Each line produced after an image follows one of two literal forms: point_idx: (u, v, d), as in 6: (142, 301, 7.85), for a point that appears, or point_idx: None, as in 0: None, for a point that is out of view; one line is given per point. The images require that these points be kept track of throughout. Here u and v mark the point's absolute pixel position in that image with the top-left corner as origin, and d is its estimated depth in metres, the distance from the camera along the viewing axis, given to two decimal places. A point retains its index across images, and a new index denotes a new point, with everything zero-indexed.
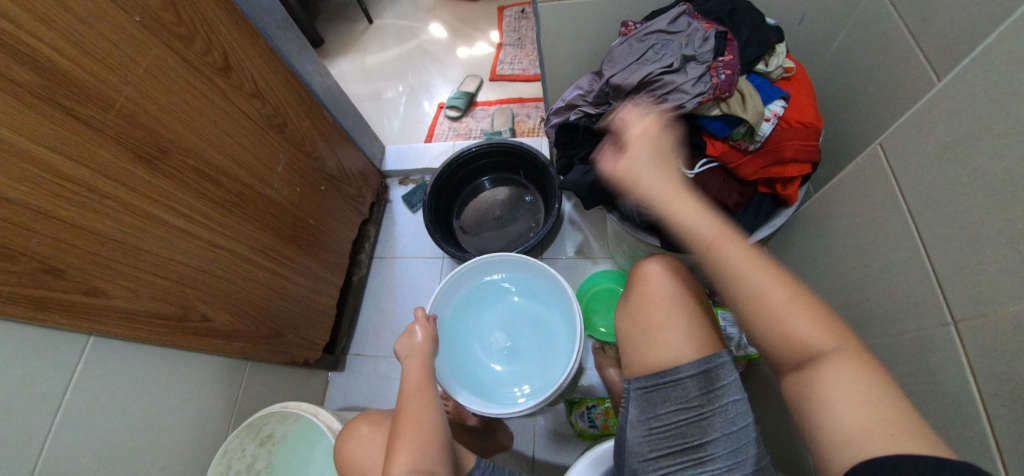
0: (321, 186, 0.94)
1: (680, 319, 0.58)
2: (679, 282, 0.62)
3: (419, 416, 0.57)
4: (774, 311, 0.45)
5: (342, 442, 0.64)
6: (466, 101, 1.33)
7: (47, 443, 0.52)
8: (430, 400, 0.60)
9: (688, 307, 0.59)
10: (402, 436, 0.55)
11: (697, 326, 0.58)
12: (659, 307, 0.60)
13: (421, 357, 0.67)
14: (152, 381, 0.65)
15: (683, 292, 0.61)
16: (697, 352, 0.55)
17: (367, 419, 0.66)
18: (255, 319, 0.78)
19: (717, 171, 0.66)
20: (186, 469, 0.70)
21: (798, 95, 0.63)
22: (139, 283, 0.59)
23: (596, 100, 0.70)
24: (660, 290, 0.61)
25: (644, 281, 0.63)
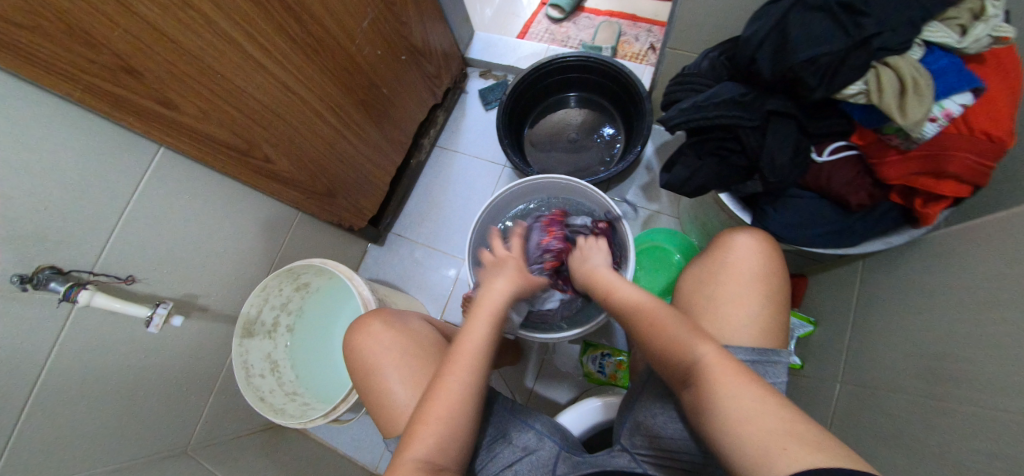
0: (402, 55, 0.86)
1: (754, 297, 0.54)
2: (770, 263, 0.56)
3: (456, 389, 0.45)
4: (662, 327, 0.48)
5: (352, 330, 0.61)
6: (574, 2, 1.15)
7: (113, 234, 0.57)
8: (480, 380, 0.47)
9: (769, 293, 0.54)
10: (434, 403, 0.44)
11: (768, 314, 0.53)
12: (733, 281, 0.55)
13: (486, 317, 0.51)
14: (209, 206, 0.68)
15: (771, 275, 0.55)
16: (754, 338, 0.52)
17: (381, 313, 0.62)
18: (313, 174, 0.77)
19: (851, 161, 0.52)
20: (229, 290, 0.76)
21: (1000, 94, 0.46)
22: (211, 106, 0.57)
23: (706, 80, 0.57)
24: (743, 265, 0.56)
25: (729, 252, 0.58)
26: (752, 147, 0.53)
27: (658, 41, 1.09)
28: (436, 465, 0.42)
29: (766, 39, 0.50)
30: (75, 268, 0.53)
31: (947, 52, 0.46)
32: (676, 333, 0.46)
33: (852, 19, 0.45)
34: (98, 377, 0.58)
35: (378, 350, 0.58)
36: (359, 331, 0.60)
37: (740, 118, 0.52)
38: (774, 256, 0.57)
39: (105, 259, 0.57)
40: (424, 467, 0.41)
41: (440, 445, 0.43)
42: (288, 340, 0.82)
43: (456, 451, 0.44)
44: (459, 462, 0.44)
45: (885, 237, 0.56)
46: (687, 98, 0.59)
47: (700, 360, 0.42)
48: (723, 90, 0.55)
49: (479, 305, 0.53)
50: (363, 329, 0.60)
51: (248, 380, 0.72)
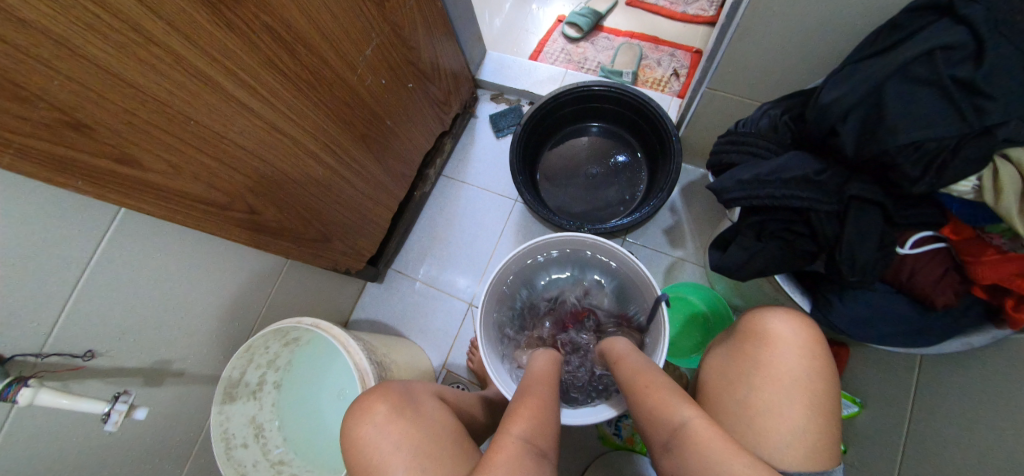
0: (408, 82, 0.77)
1: (797, 404, 0.47)
2: (815, 364, 0.49)
3: (536, 403, 0.52)
4: (652, 390, 0.51)
5: (355, 417, 0.55)
6: (592, 20, 1.05)
7: (67, 309, 0.48)
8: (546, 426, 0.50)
9: (815, 400, 0.47)
10: (520, 409, 0.50)
11: (814, 430, 0.46)
12: (769, 386, 0.49)
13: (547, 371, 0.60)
14: (184, 263, 0.59)
15: (816, 379, 0.48)
16: (800, 458, 0.45)
17: (387, 394, 0.57)
18: (305, 220, 0.68)
19: (938, 256, 0.45)
20: (210, 350, 0.68)
21: None
22: (185, 158, 0.48)
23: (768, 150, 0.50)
24: (782, 365, 0.49)
25: (766, 350, 0.51)
26: (827, 235, 0.45)
27: (683, 68, 1.00)
28: (534, 446, 0.46)
29: (852, 112, 0.42)
30: (18, 353, 0.44)
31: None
32: (663, 398, 0.49)
33: (969, 102, 0.37)
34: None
35: (384, 446, 0.52)
36: (363, 420, 0.54)
37: (813, 201, 0.45)
38: (822, 350, 0.50)
39: (56, 338, 0.48)
40: (524, 445, 0.46)
41: (536, 430, 0.48)
42: (275, 400, 0.74)
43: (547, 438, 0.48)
44: (550, 454, 0.47)
45: (964, 336, 0.49)
46: (744, 166, 0.51)
47: (687, 425, 0.45)
48: (789, 163, 0.47)
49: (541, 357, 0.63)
50: (368, 416, 0.54)
51: (228, 454, 0.63)
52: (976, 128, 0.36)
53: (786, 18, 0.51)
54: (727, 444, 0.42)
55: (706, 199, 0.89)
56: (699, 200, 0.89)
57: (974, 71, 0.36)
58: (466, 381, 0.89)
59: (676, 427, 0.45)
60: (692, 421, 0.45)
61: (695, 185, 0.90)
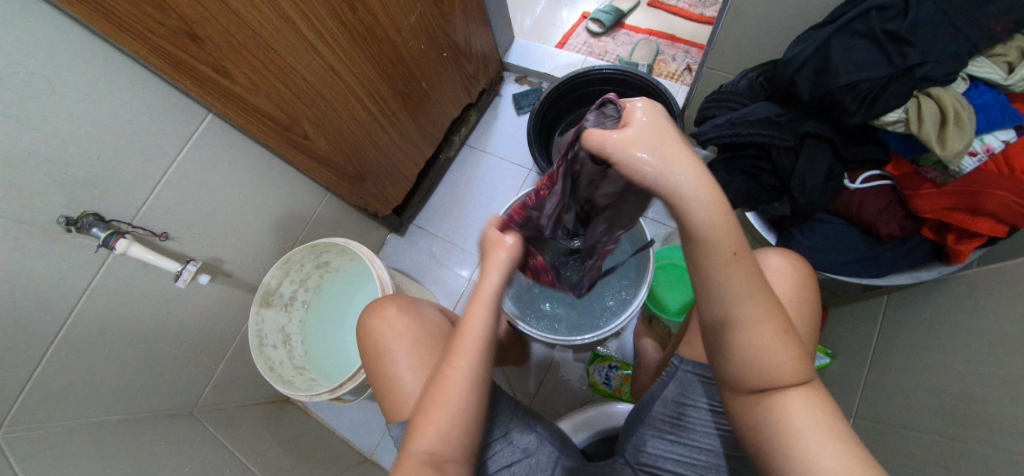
0: (443, 52, 0.89)
1: (793, 321, 0.50)
2: (801, 289, 0.52)
3: (445, 403, 0.40)
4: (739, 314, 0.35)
5: (369, 313, 0.63)
6: (615, 18, 1.17)
7: (155, 192, 0.60)
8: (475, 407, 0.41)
9: (801, 323, 0.50)
10: (439, 403, 0.40)
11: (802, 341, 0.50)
12: (778, 308, 0.49)
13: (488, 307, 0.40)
14: (246, 176, 0.70)
15: (803, 304, 0.51)
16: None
17: (398, 300, 0.65)
18: (346, 156, 0.79)
19: (884, 190, 0.52)
20: (253, 261, 0.78)
21: None
22: (261, 79, 0.60)
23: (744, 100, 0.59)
24: (780, 287, 0.50)
25: (761, 274, 0.52)
26: (785, 167, 0.53)
27: (695, 63, 1.10)
28: (440, 458, 0.40)
29: (806, 64, 0.50)
30: (115, 218, 0.56)
31: (995, 88, 0.45)
32: (766, 339, 0.35)
33: (897, 49, 0.45)
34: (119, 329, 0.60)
35: (390, 334, 0.60)
36: (375, 314, 0.63)
37: (773, 137, 0.53)
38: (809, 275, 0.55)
39: (144, 213, 0.59)
40: (428, 461, 0.39)
41: (445, 437, 0.40)
42: (302, 316, 0.84)
43: (464, 448, 0.41)
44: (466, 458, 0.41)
45: (915, 272, 0.55)
46: (722, 115, 0.60)
47: (788, 392, 0.35)
48: (758, 109, 0.55)
49: (473, 302, 0.40)
50: (378, 312, 0.63)
51: (260, 349, 0.73)
52: (902, 70, 0.45)
53: None
54: (818, 422, 0.34)
55: None
56: None
57: (902, 23, 0.44)
58: None
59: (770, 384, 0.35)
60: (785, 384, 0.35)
61: None
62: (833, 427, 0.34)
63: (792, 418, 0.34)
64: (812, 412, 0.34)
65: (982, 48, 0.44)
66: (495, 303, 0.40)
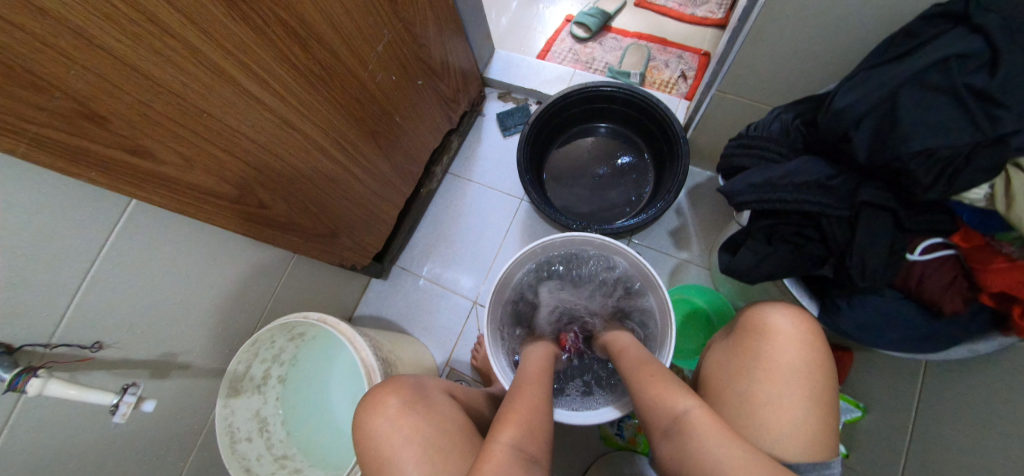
0: (418, 79, 0.77)
1: (799, 393, 0.48)
2: (813, 358, 0.50)
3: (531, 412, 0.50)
4: (655, 386, 0.50)
5: (366, 411, 0.55)
6: (601, 21, 1.06)
7: (75, 300, 0.48)
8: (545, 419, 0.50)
9: (812, 393, 0.48)
10: (514, 417, 0.48)
11: (813, 416, 0.47)
12: (777, 385, 0.49)
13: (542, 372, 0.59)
14: (193, 256, 0.59)
15: (812, 371, 0.49)
16: (796, 451, 0.46)
17: (401, 388, 0.57)
18: (313, 215, 0.68)
19: (948, 262, 0.45)
20: (215, 343, 0.68)
21: None
22: (195, 150, 0.48)
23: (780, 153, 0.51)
24: (780, 356, 0.50)
25: (766, 343, 0.52)
26: (838, 241, 0.46)
27: (691, 70, 1.00)
28: (526, 454, 0.45)
29: (866, 117, 0.43)
30: (28, 342, 0.45)
31: None
32: (663, 390, 0.49)
33: (983, 108, 0.37)
34: None
35: (396, 440, 0.52)
36: (375, 413, 0.55)
37: (825, 205, 0.45)
38: (813, 334, 0.52)
39: (65, 328, 0.48)
40: (517, 454, 0.44)
41: (527, 437, 0.47)
42: (279, 393, 0.74)
43: (540, 443, 0.47)
44: (545, 454, 0.47)
45: (972, 344, 0.49)
46: (756, 170, 0.51)
47: (687, 417, 0.44)
48: (803, 168, 0.47)
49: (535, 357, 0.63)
50: (379, 410, 0.55)
51: (232, 447, 0.63)
52: (985, 139, 0.37)
53: (798, 24, 0.52)
54: (728, 444, 0.41)
55: (712, 201, 0.89)
56: (705, 203, 0.89)
57: (990, 80, 0.37)
58: (470, 379, 0.89)
59: (682, 428, 0.44)
60: (693, 417, 0.44)
61: (702, 187, 0.90)
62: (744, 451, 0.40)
63: (698, 441, 0.42)
64: (730, 444, 0.41)
65: None
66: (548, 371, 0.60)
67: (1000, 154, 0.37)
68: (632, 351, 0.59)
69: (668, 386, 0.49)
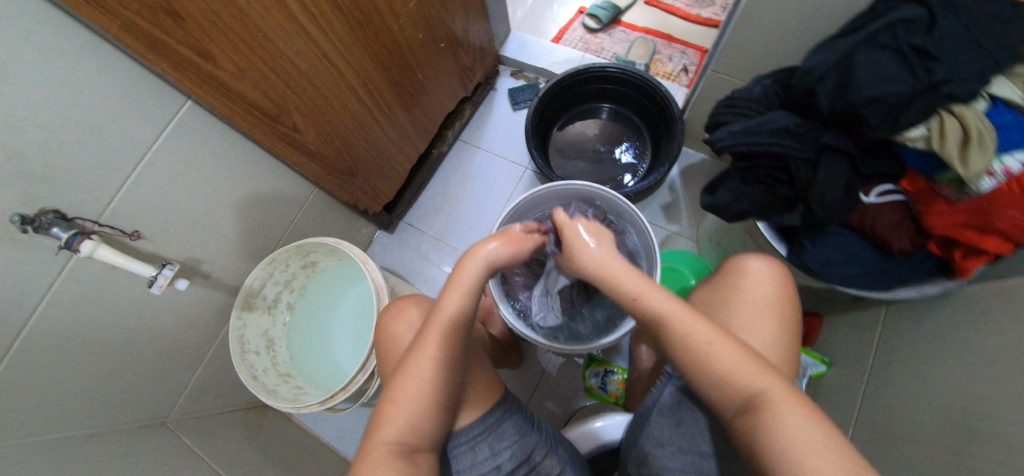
0: (441, 43, 0.84)
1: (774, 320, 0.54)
2: (781, 294, 0.56)
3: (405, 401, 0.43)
4: (698, 347, 0.42)
5: (391, 316, 0.58)
6: (613, 14, 1.15)
7: (125, 186, 0.54)
8: (431, 402, 0.44)
9: (781, 321, 0.54)
10: (392, 408, 0.43)
11: (785, 342, 0.53)
12: (754, 315, 0.54)
13: (440, 336, 0.45)
14: (227, 171, 0.65)
15: (779, 302, 0.55)
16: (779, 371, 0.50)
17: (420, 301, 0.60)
18: (337, 151, 0.74)
19: (897, 206, 0.52)
20: (234, 260, 0.73)
21: None
22: (248, 63, 0.54)
23: (759, 108, 0.58)
24: (755, 293, 0.56)
25: (740, 282, 0.57)
26: (802, 180, 0.53)
27: (692, 65, 1.10)
28: (408, 445, 0.42)
29: (830, 72, 0.50)
30: (78, 215, 0.50)
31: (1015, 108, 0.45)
32: (723, 349, 0.41)
33: (922, 63, 0.45)
34: (75, 337, 0.55)
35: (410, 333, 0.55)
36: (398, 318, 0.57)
37: (792, 148, 0.52)
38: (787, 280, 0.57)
39: (112, 210, 0.53)
40: (396, 449, 0.41)
41: (411, 427, 0.43)
42: (286, 319, 0.79)
43: (431, 430, 0.44)
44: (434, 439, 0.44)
45: (919, 286, 0.53)
46: (736, 122, 0.58)
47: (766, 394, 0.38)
48: (776, 118, 0.54)
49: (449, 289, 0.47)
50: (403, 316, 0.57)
51: (242, 356, 0.69)
52: (927, 86, 0.44)
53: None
54: (801, 424, 0.36)
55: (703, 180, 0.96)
56: (696, 181, 0.96)
57: (928, 39, 0.44)
58: None
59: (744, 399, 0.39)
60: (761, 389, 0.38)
61: (694, 167, 0.96)
62: (814, 423, 0.36)
63: (772, 415, 0.37)
64: (798, 414, 0.36)
65: (1005, 68, 0.44)
66: (469, 291, 0.48)
67: (936, 101, 0.44)
68: (656, 294, 0.46)
69: (730, 356, 0.40)
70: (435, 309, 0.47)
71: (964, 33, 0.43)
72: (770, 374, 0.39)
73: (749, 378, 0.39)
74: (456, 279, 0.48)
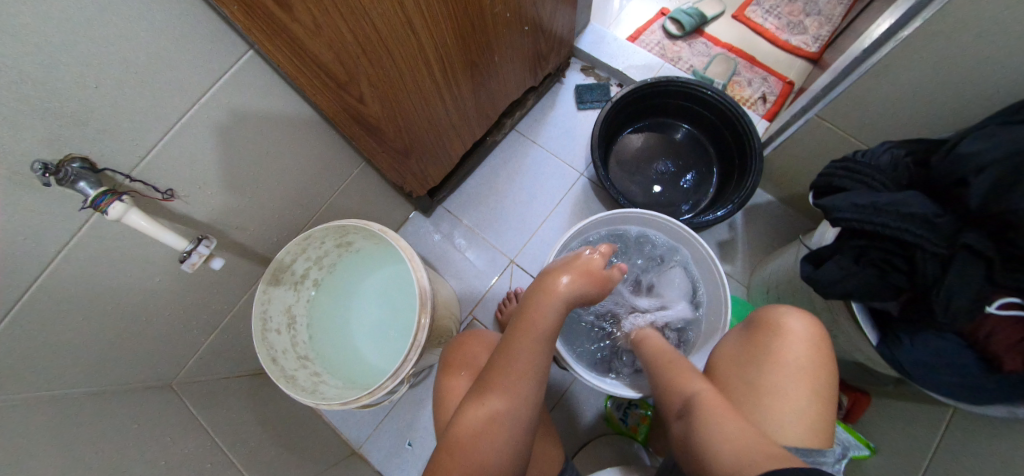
0: (524, 25, 0.75)
1: (806, 385, 0.50)
2: (816, 355, 0.51)
3: (469, 446, 0.41)
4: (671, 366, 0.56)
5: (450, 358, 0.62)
6: (697, 22, 1.05)
7: (166, 139, 0.46)
8: (502, 456, 0.41)
9: (818, 388, 0.50)
10: (450, 451, 0.41)
11: (816, 407, 0.49)
12: (784, 377, 0.51)
13: (517, 381, 0.43)
14: (278, 134, 0.58)
15: (820, 369, 0.51)
16: (800, 437, 0.48)
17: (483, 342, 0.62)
18: (396, 128, 0.66)
19: (1019, 323, 0.46)
20: (266, 228, 0.67)
21: None
22: (330, 21, 0.45)
23: (890, 184, 0.52)
24: (789, 353, 0.52)
25: (778, 338, 0.53)
26: (926, 276, 0.47)
27: (772, 94, 1.01)
28: None
29: (993, 165, 0.44)
30: (110, 167, 0.43)
31: None
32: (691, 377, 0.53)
33: None
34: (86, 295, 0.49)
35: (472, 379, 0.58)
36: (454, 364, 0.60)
37: (925, 239, 0.47)
38: (826, 335, 0.53)
39: (147, 163, 0.46)
40: None
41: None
42: (311, 296, 0.74)
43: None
44: None
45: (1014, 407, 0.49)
46: (859, 192, 0.52)
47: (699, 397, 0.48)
48: (912, 200, 0.48)
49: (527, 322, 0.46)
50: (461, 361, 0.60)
51: (263, 335, 0.63)
52: None
53: (939, 64, 0.53)
54: (733, 430, 0.43)
55: (765, 223, 0.91)
56: (758, 224, 0.91)
57: None
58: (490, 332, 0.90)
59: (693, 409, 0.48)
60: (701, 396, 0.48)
61: (759, 208, 0.92)
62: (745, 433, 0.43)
63: (706, 423, 0.45)
64: (731, 426, 0.44)
65: None
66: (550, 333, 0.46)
67: None
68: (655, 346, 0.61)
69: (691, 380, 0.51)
70: (509, 346, 0.45)
71: None
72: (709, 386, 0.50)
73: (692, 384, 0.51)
74: (537, 304, 0.47)
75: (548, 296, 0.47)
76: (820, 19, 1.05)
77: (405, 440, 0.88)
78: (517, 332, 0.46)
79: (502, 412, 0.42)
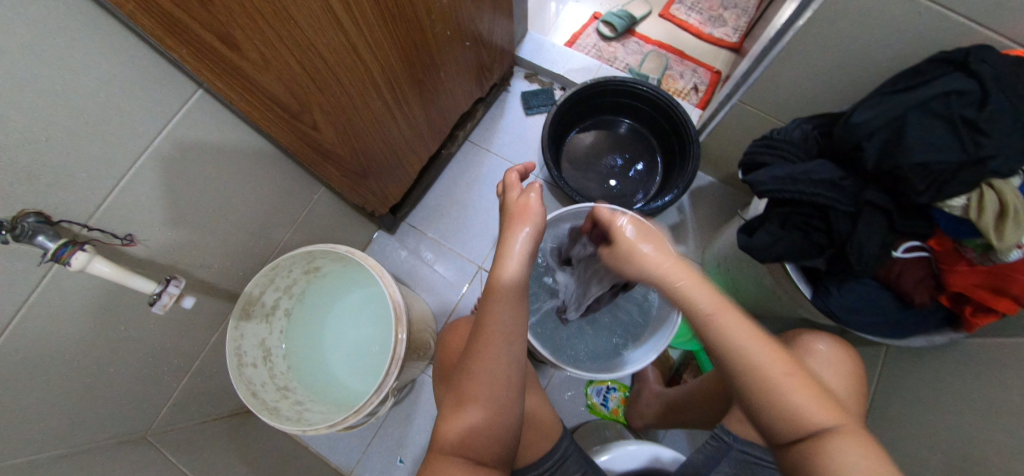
0: (466, 41, 0.79)
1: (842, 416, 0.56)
2: (850, 382, 0.57)
3: (466, 411, 0.45)
4: (755, 368, 0.38)
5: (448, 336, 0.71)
6: (627, 24, 1.13)
7: (120, 186, 0.46)
8: (499, 422, 0.45)
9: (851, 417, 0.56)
10: (451, 420, 0.45)
11: None
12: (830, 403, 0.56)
13: (496, 351, 0.46)
14: (233, 168, 0.58)
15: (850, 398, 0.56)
16: None
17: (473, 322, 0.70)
18: (352, 150, 0.68)
19: (921, 262, 0.54)
20: (229, 263, 0.67)
21: None
22: (276, 54, 0.47)
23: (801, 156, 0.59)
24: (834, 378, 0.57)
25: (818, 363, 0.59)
26: (840, 232, 0.54)
27: (702, 84, 1.10)
28: (471, 455, 0.44)
29: (880, 131, 0.51)
30: (66, 219, 0.43)
31: None
32: (777, 366, 0.38)
33: (971, 136, 0.47)
34: (45, 353, 0.48)
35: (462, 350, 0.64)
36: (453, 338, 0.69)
37: (835, 200, 0.54)
38: (853, 361, 0.60)
39: (104, 211, 0.46)
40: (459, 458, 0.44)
41: (475, 440, 0.45)
42: (283, 325, 0.74)
43: (495, 445, 0.45)
44: (498, 455, 0.46)
45: (928, 335, 0.58)
46: (776, 165, 0.59)
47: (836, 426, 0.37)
48: (820, 168, 0.55)
49: (494, 296, 0.48)
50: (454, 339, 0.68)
51: (240, 370, 0.63)
52: (971, 159, 0.46)
53: (828, 46, 0.60)
54: (862, 459, 0.36)
55: (709, 203, 0.99)
56: (704, 204, 0.99)
57: (979, 113, 0.46)
58: None
59: (771, 392, 0.38)
60: (782, 376, 0.37)
61: (703, 189, 1.00)
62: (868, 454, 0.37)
63: (827, 444, 0.37)
64: (857, 453, 0.37)
65: None
66: (516, 295, 0.49)
67: (981, 175, 0.46)
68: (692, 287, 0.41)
69: (729, 317, 0.39)
70: (484, 317, 0.48)
71: (1009, 111, 0.46)
72: (834, 413, 0.37)
73: (819, 417, 0.37)
74: (485, 309, 0.48)
75: (493, 297, 0.48)
76: (737, 12, 1.15)
77: (396, 457, 0.89)
78: (474, 344, 0.47)
79: (488, 384, 0.46)
